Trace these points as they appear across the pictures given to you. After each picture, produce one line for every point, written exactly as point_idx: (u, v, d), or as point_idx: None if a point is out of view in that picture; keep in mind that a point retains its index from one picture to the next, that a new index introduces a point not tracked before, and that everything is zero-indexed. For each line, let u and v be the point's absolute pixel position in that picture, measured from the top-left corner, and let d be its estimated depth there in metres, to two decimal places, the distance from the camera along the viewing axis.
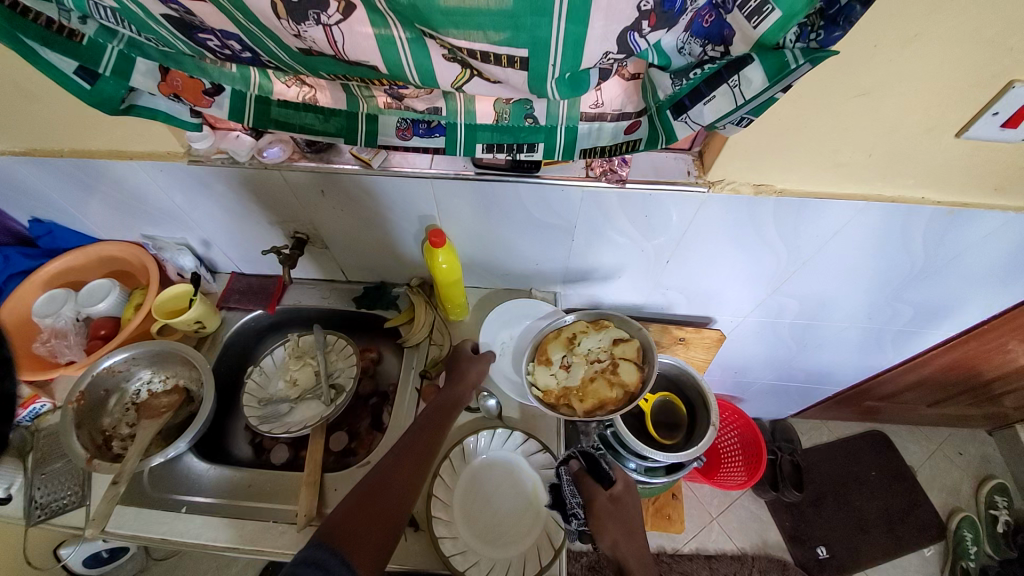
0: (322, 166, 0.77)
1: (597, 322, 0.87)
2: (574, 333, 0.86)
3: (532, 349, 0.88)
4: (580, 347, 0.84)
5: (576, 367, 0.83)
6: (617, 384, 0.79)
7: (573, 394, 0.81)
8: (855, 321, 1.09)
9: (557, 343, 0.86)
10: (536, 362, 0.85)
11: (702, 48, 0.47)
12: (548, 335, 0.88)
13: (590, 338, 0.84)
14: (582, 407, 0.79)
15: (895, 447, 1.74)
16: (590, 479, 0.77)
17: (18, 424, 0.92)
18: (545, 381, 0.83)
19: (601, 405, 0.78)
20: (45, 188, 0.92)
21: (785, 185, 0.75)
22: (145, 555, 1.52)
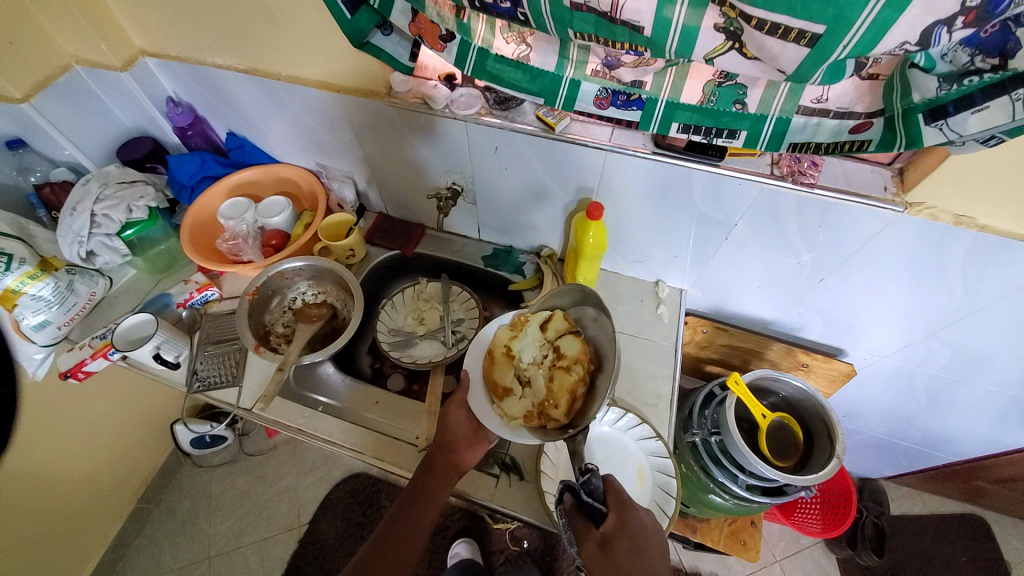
0: (506, 123, 0.82)
1: (516, 326, 0.85)
2: (505, 347, 0.84)
3: (477, 381, 0.83)
4: (520, 359, 0.81)
5: (531, 378, 0.79)
6: (574, 364, 0.75)
7: (547, 402, 0.75)
8: (1007, 388, 0.99)
9: (502, 366, 0.82)
10: (494, 397, 0.80)
11: (970, 58, 0.46)
12: (485, 366, 0.84)
13: (523, 345, 0.82)
14: (562, 410, 0.73)
15: (997, 538, 1.56)
16: (581, 519, 0.63)
17: (191, 306, 1.06)
18: (514, 410, 0.77)
19: (573, 394, 0.73)
20: (249, 106, 1.05)
21: (989, 223, 0.69)
22: (239, 448, 1.70)
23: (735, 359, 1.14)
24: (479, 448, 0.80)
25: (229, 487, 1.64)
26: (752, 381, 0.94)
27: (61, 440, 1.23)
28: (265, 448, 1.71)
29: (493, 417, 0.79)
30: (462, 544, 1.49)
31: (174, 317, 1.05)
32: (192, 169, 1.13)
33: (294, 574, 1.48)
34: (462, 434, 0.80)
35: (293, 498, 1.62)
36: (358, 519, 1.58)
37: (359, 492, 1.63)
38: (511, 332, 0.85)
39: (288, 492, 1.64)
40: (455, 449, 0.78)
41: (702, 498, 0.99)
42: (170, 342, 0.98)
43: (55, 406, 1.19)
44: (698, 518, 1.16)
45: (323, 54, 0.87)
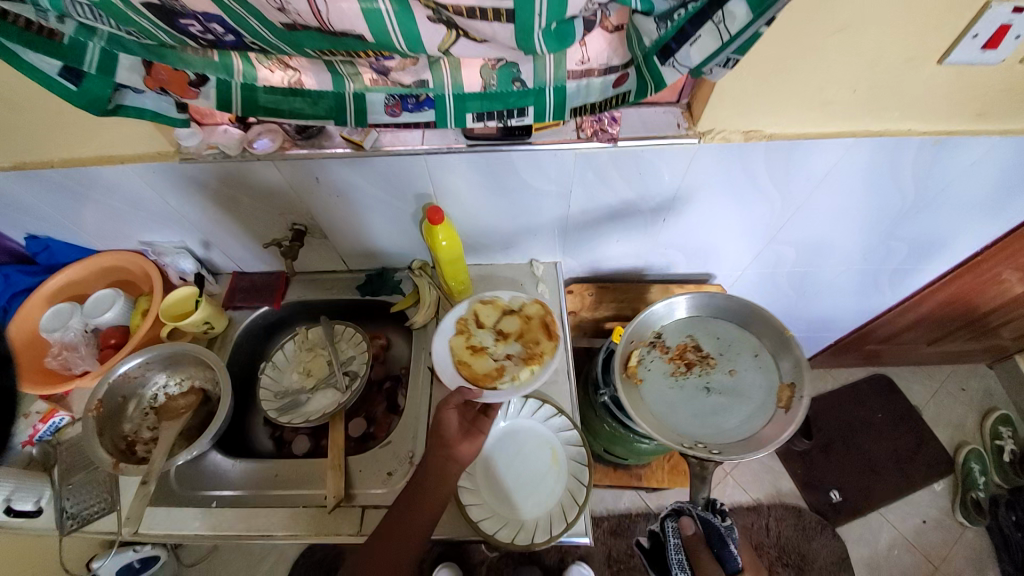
0: (314, 152, 0.77)
1: (460, 328, 0.91)
2: (467, 346, 0.89)
3: (471, 383, 0.85)
4: (487, 344, 0.90)
5: (506, 350, 0.89)
6: (531, 311, 0.92)
7: (531, 345, 0.89)
8: (852, 264, 1.10)
9: (478, 360, 0.88)
10: (493, 383, 0.85)
11: None
12: (464, 373, 0.86)
13: (482, 334, 0.90)
14: (545, 338, 0.89)
15: (899, 388, 1.77)
16: (707, 552, 0.81)
17: (40, 440, 0.93)
18: (514, 370, 0.86)
19: (545, 324, 0.91)
20: (36, 202, 0.91)
21: (773, 130, 0.76)
22: (176, 561, 1.54)
23: (627, 311, 1.17)
24: (476, 440, 0.78)
25: None
26: None
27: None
28: (204, 552, 1.56)
29: (507, 389, 0.84)
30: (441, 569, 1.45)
31: (24, 458, 0.92)
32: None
33: None
34: (454, 432, 0.78)
35: None
36: None
37: (321, 559, 1.54)
38: (462, 333, 0.90)
39: None
40: (449, 446, 0.76)
41: (634, 448, 1.02)
42: (20, 491, 0.85)
43: None
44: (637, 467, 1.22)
45: (92, 127, 0.78)
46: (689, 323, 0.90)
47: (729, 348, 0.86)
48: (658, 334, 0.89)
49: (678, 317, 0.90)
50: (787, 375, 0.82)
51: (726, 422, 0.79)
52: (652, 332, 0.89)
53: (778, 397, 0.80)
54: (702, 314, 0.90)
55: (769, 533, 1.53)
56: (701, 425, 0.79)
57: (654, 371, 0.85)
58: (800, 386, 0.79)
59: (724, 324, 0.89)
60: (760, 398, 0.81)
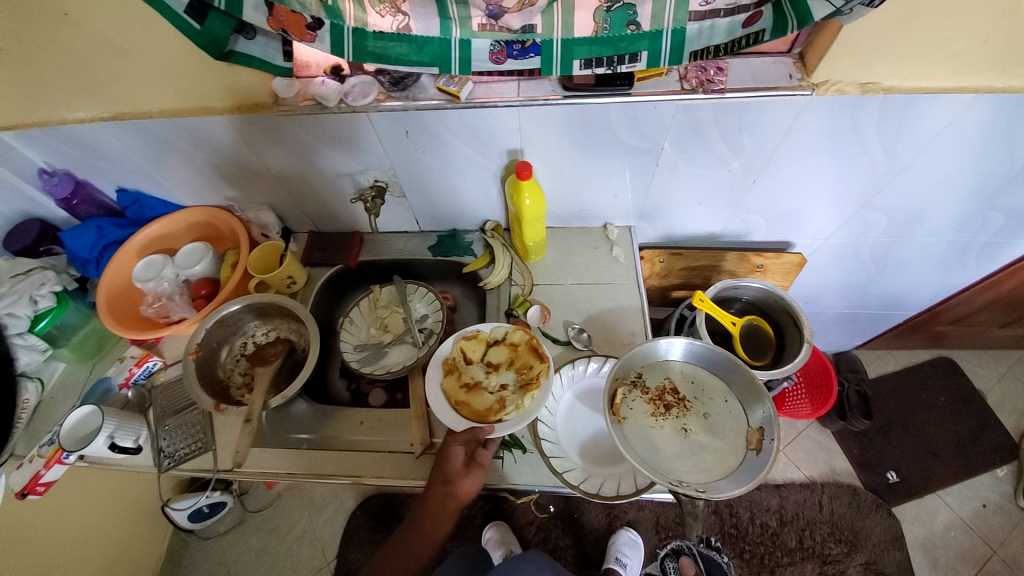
0: (408, 103, 0.76)
1: (449, 370, 0.84)
2: (460, 385, 0.83)
3: (475, 422, 0.78)
4: (480, 378, 0.84)
5: (501, 380, 0.84)
6: (515, 337, 0.86)
7: (525, 371, 0.83)
8: (943, 235, 1.05)
9: (476, 397, 0.81)
10: (500, 415, 0.78)
11: None
12: (466, 414, 0.79)
13: (474, 370, 0.84)
14: (536, 360, 0.83)
15: (964, 372, 1.70)
16: None
17: (135, 384, 0.97)
18: (515, 400, 0.80)
19: (534, 348, 0.85)
20: (132, 156, 0.94)
21: (892, 82, 0.71)
22: (243, 507, 1.64)
23: (696, 279, 1.15)
24: (477, 474, 0.76)
25: (245, 548, 1.59)
26: (715, 294, 0.96)
27: (58, 558, 1.12)
28: (269, 500, 1.66)
29: (510, 421, 0.77)
30: (491, 529, 1.49)
31: (121, 399, 0.95)
32: (90, 240, 1.02)
33: None
34: (456, 467, 0.76)
35: (314, 538, 1.60)
36: (384, 536, 1.56)
37: (378, 510, 1.62)
38: (452, 373, 0.84)
39: (307, 533, 1.61)
40: (450, 480, 0.75)
41: None
42: (122, 429, 0.88)
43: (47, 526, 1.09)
44: None
45: (194, 74, 0.79)
46: (671, 365, 0.83)
47: (704, 391, 0.80)
48: (637, 375, 0.82)
49: (665, 357, 0.84)
50: (756, 421, 0.74)
51: (703, 462, 0.73)
52: (633, 369, 0.82)
53: (747, 440, 0.72)
54: (694, 359, 0.82)
55: (822, 509, 1.52)
56: (677, 465, 0.73)
57: (635, 411, 0.78)
58: (771, 431, 0.70)
59: (698, 367, 0.82)
60: (734, 440, 0.74)
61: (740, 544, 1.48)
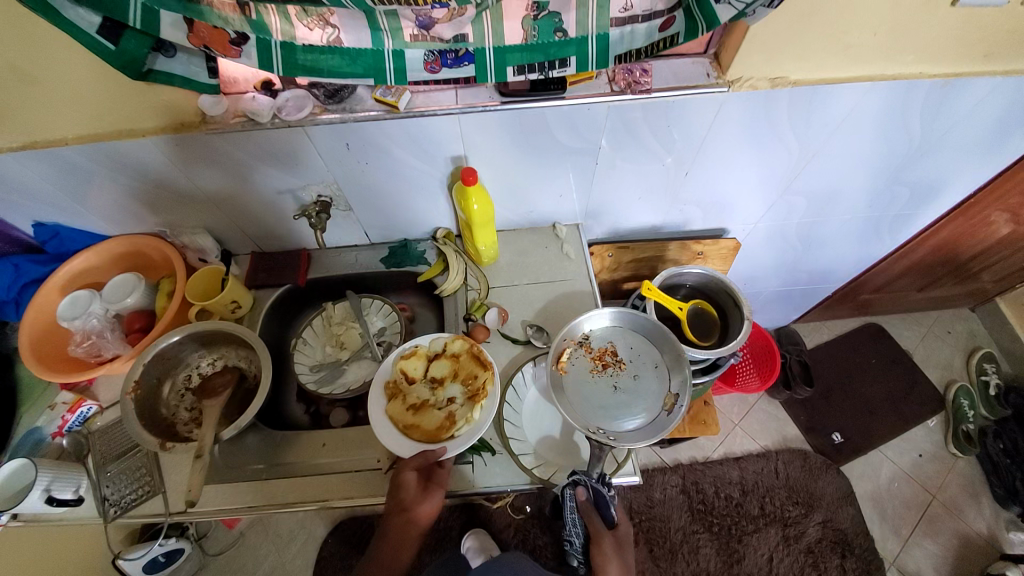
0: (346, 115, 0.76)
1: (393, 393, 0.83)
2: (406, 407, 0.82)
3: (427, 443, 0.78)
4: (426, 396, 0.84)
5: (447, 395, 0.84)
6: (456, 348, 0.87)
7: (469, 381, 0.84)
8: (858, 211, 1.16)
9: (425, 417, 0.81)
10: (451, 431, 0.79)
11: None
12: (417, 438, 0.79)
13: (419, 389, 0.84)
14: (478, 368, 0.85)
15: (889, 335, 1.87)
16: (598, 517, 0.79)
17: (69, 431, 0.89)
18: (464, 413, 0.81)
19: (475, 356, 0.86)
20: (45, 186, 0.87)
21: (798, 76, 0.78)
22: (202, 552, 1.54)
23: (645, 269, 1.20)
24: (435, 496, 0.75)
25: None
26: (662, 282, 1.01)
27: None
28: (231, 539, 1.57)
29: (462, 436, 0.78)
30: (470, 537, 1.49)
31: (56, 449, 0.88)
32: (7, 280, 0.94)
33: None
34: (413, 493, 0.75)
35: (284, 573, 1.52)
36: (359, 560, 1.52)
37: (352, 534, 1.57)
38: (396, 397, 0.83)
39: (276, 569, 1.53)
40: (410, 506, 0.74)
41: None
42: (60, 480, 0.81)
43: None
44: None
45: (110, 95, 0.74)
46: (615, 330, 0.91)
47: (640, 356, 0.88)
48: (583, 336, 0.90)
49: (611, 319, 0.91)
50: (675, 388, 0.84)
51: (621, 413, 0.82)
52: (580, 331, 0.90)
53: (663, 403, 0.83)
54: (636, 329, 0.91)
55: (779, 475, 1.62)
56: (600, 415, 0.82)
57: (576, 367, 0.87)
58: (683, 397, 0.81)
59: (640, 336, 0.90)
60: (651, 401, 0.83)
61: (709, 519, 1.55)
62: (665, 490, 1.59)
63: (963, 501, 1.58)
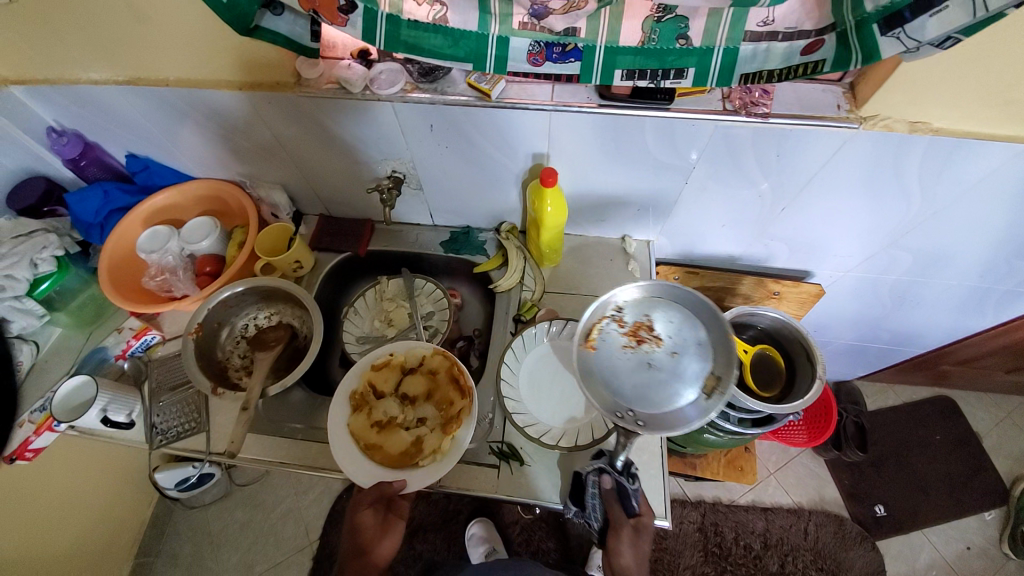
0: (436, 96, 0.73)
1: (358, 406, 0.80)
2: (371, 424, 0.79)
3: (389, 468, 0.77)
4: (395, 414, 0.81)
5: (418, 415, 0.82)
6: (433, 365, 0.84)
7: (444, 407, 0.81)
8: (964, 280, 1.03)
9: (389, 437, 0.79)
10: (418, 458, 0.77)
11: None
12: (377, 462, 0.77)
13: (389, 406, 0.82)
14: (456, 394, 0.81)
15: (962, 412, 1.69)
16: (617, 505, 0.76)
17: (132, 355, 0.95)
18: (434, 441, 0.78)
19: (452, 380, 0.82)
20: (145, 122, 0.91)
21: (942, 123, 0.68)
22: (229, 480, 1.64)
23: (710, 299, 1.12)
24: (394, 531, 0.75)
25: (229, 521, 1.59)
26: (732, 319, 0.94)
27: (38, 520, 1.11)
28: (256, 475, 1.65)
29: (428, 468, 0.76)
30: (475, 524, 1.52)
31: (116, 370, 0.94)
32: (96, 205, 0.99)
33: None
34: (371, 532, 0.74)
35: (298, 517, 1.60)
36: None
37: None
38: (360, 411, 0.80)
39: (292, 511, 1.61)
40: (367, 545, 0.74)
41: (697, 437, 1.02)
42: (117, 402, 0.86)
43: (21, 488, 1.06)
44: (696, 456, 1.21)
45: (215, 47, 0.76)
46: (654, 297, 0.76)
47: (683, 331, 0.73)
48: (618, 306, 0.77)
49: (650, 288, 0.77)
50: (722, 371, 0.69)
51: (661, 399, 0.69)
52: (612, 301, 0.76)
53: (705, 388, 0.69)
54: (680, 295, 0.75)
55: (807, 537, 1.51)
56: (632, 400, 0.70)
57: (607, 343, 0.74)
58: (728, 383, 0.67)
59: (683, 304, 0.75)
60: (695, 382, 0.70)
61: (722, 564, 1.48)
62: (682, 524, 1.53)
63: None
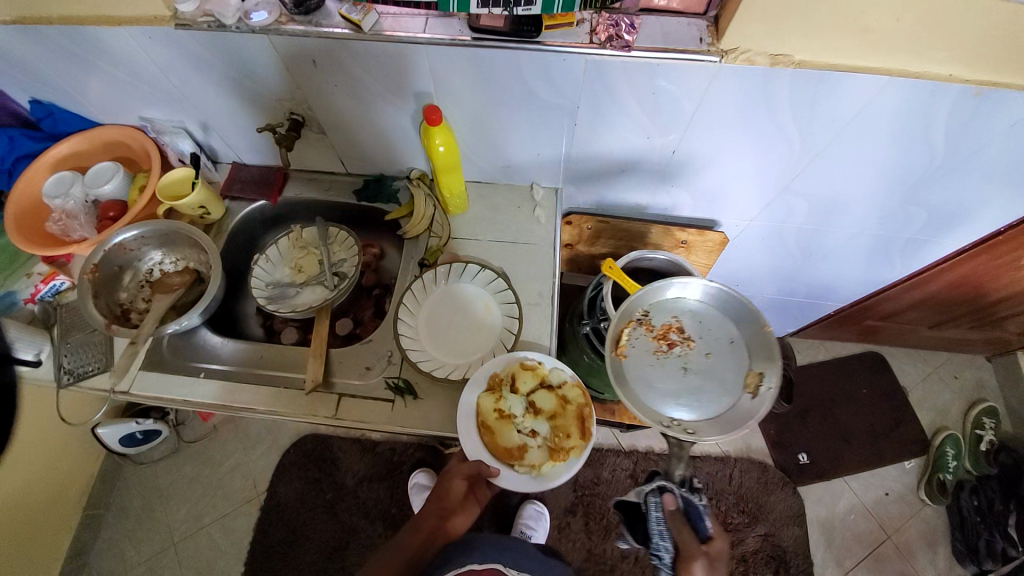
0: (311, 29, 0.74)
1: (493, 387, 0.81)
2: (493, 412, 0.79)
3: (495, 458, 0.78)
4: (517, 413, 0.80)
5: (533, 425, 0.81)
6: (571, 393, 0.82)
7: (560, 436, 0.79)
8: (865, 228, 1.06)
9: (504, 429, 0.79)
10: (513, 461, 0.78)
11: None
12: (484, 438, 0.79)
13: (517, 403, 0.80)
14: (575, 437, 0.79)
15: (889, 367, 1.76)
16: (686, 527, 0.87)
17: (41, 300, 0.96)
18: (538, 458, 0.78)
19: (581, 420, 0.80)
20: (37, 65, 0.89)
21: (804, 57, 0.69)
22: (178, 437, 1.66)
23: (624, 249, 1.15)
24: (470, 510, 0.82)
25: (178, 475, 1.64)
26: (628, 264, 1.02)
27: None
28: (205, 432, 1.68)
29: (523, 477, 0.77)
30: (419, 474, 1.56)
31: (27, 314, 0.95)
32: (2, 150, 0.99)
33: (262, 538, 1.55)
34: (455, 498, 0.81)
35: (246, 471, 1.64)
36: (315, 475, 1.63)
37: (311, 451, 1.66)
38: (494, 394, 0.80)
39: (241, 465, 1.65)
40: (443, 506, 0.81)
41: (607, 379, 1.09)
42: (23, 340, 0.88)
43: None
44: (615, 401, 1.25)
45: None
46: (677, 303, 0.89)
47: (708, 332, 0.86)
48: (644, 313, 0.88)
49: (670, 296, 0.89)
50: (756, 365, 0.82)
51: (700, 397, 0.81)
52: (640, 309, 0.88)
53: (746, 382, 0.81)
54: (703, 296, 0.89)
55: (732, 482, 1.60)
56: (669, 402, 0.81)
57: (638, 347, 0.86)
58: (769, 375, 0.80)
59: (708, 309, 0.88)
60: (728, 378, 0.82)
61: None
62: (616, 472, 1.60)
63: (920, 547, 1.53)
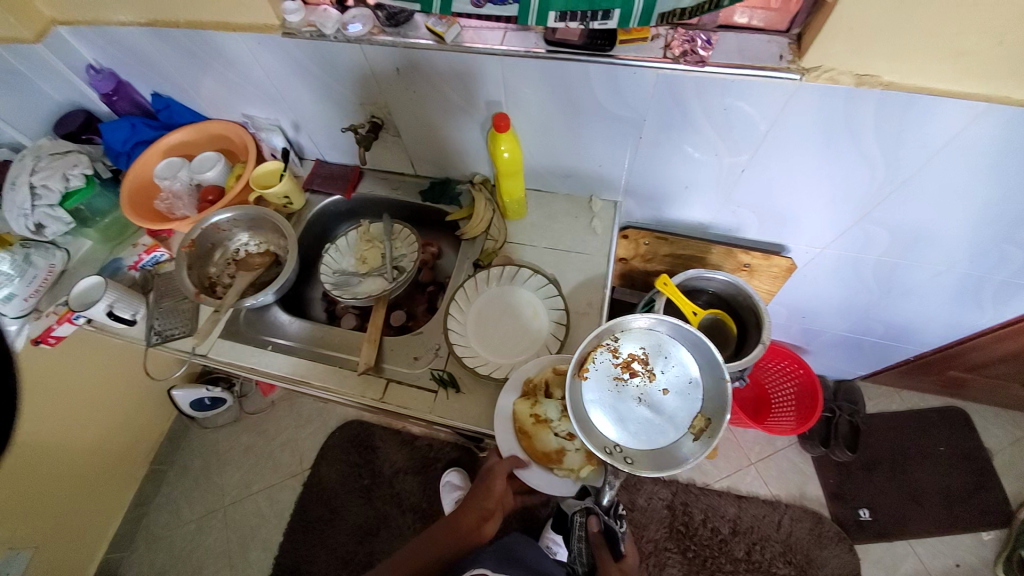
0: (399, 39, 0.79)
1: (528, 394, 0.82)
2: (530, 417, 0.80)
3: (534, 461, 0.80)
4: (552, 418, 0.80)
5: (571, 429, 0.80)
6: None
7: None
8: (952, 265, 0.97)
9: (541, 434, 0.80)
10: (551, 465, 0.79)
11: None
12: (522, 443, 0.80)
13: (552, 408, 0.80)
14: None
15: (974, 426, 1.58)
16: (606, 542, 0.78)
17: (142, 267, 1.08)
18: (577, 461, 0.79)
19: None
20: (165, 64, 1.02)
21: (893, 78, 0.66)
22: (240, 408, 1.79)
23: (681, 268, 1.13)
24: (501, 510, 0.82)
25: (235, 443, 1.77)
26: (684, 282, 1.01)
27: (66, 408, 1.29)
28: (262, 407, 1.81)
29: (562, 480, 0.78)
30: (452, 473, 1.59)
31: (129, 279, 1.08)
32: (124, 135, 1.13)
33: (301, 513, 1.63)
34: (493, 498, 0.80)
35: (294, 448, 1.74)
36: (354, 460, 1.70)
37: (354, 436, 1.74)
38: (529, 399, 0.81)
39: (290, 441, 1.76)
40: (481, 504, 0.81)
41: None
42: (123, 301, 0.99)
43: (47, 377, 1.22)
44: None
45: None
46: (648, 332, 0.79)
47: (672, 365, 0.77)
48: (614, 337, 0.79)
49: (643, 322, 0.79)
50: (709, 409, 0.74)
51: (645, 432, 0.74)
52: (610, 332, 0.78)
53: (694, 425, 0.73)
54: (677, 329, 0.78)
55: (779, 529, 1.48)
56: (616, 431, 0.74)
57: (598, 371, 0.77)
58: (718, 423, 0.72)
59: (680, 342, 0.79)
60: (681, 421, 0.74)
61: (686, 542, 1.48)
62: (654, 500, 1.55)
63: None
